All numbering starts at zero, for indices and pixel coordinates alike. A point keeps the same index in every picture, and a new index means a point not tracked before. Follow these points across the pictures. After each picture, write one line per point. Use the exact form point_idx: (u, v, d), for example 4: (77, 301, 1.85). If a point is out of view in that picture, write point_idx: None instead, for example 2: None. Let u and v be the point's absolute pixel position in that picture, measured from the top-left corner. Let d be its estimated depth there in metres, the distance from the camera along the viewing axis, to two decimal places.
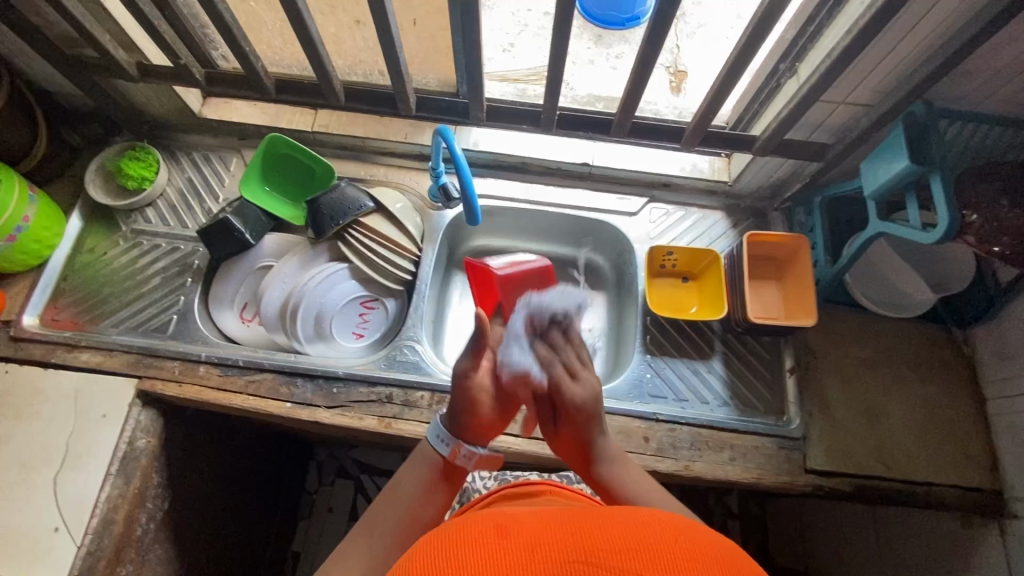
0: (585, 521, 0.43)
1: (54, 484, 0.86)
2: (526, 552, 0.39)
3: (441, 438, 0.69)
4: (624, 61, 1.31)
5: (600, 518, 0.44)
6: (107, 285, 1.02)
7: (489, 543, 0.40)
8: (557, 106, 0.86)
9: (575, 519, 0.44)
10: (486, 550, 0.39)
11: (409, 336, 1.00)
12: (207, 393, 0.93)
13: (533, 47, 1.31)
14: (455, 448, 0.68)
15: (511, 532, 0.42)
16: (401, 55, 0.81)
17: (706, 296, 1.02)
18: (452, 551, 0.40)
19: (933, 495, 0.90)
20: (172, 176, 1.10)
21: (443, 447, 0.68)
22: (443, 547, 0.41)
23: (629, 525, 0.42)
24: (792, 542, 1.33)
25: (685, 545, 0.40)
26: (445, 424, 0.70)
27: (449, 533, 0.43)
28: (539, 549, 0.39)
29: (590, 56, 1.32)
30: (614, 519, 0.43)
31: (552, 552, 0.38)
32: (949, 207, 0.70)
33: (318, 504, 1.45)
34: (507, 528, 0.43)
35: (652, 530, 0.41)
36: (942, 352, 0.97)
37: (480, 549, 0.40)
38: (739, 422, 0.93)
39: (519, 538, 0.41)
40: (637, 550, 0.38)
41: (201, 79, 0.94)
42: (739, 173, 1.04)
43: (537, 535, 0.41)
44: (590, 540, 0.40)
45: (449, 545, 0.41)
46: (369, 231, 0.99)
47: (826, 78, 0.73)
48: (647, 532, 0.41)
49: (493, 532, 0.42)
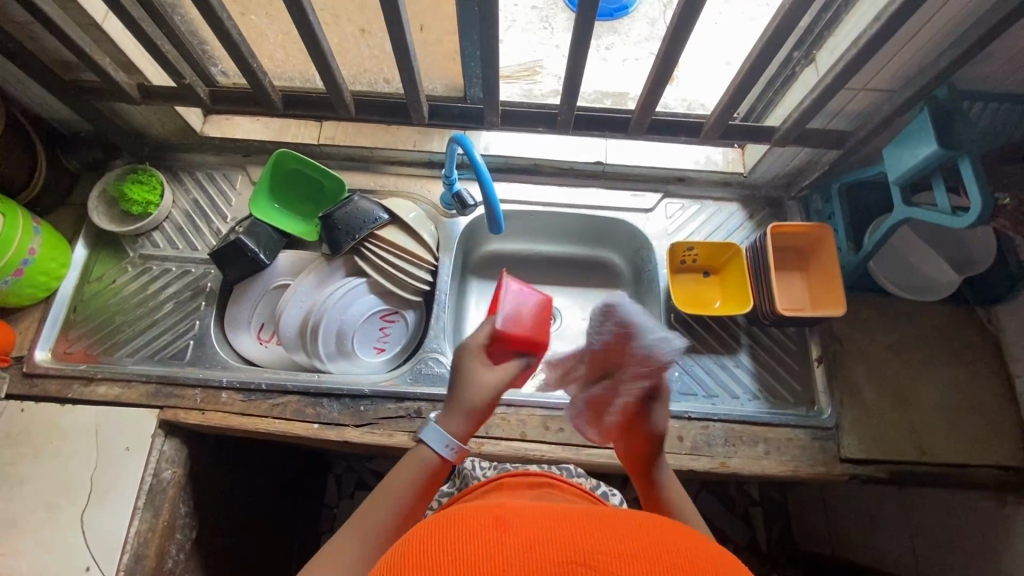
0: (589, 520, 0.40)
1: (80, 522, 0.84)
2: (524, 549, 0.36)
3: (443, 441, 0.66)
4: (615, 52, 1.28)
5: (605, 518, 0.41)
6: (118, 314, 1.00)
7: (486, 534, 0.38)
8: (574, 106, 0.85)
9: (577, 516, 0.41)
10: (482, 541, 0.37)
11: (432, 348, 0.98)
12: (231, 420, 0.91)
13: (521, 43, 1.28)
14: (458, 451, 0.66)
15: (509, 523, 0.39)
16: (415, 63, 0.79)
17: (728, 290, 1.01)
18: (445, 541, 0.38)
19: (968, 477, 0.90)
20: (177, 198, 1.07)
21: (446, 450, 0.66)
22: (437, 536, 0.39)
23: (632, 531, 0.39)
24: (817, 527, 1.34)
25: (691, 557, 0.37)
26: (448, 429, 0.66)
27: (443, 519, 0.40)
28: (537, 546, 0.37)
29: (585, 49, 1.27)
30: (618, 521, 0.40)
31: (553, 552, 0.36)
32: (982, 192, 0.70)
33: (340, 517, 1.44)
34: (507, 517, 0.40)
35: (657, 538, 0.39)
36: (967, 332, 0.97)
37: (475, 540, 0.37)
38: (772, 415, 0.93)
39: (519, 530, 0.38)
40: (638, 559, 0.36)
41: (206, 98, 0.91)
42: (754, 163, 1.03)
43: (537, 529, 0.38)
44: (591, 543, 0.37)
45: (443, 533, 0.39)
46: (386, 244, 0.96)
47: (852, 67, 0.72)
48: (651, 540, 0.38)
49: (490, 522, 0.39)
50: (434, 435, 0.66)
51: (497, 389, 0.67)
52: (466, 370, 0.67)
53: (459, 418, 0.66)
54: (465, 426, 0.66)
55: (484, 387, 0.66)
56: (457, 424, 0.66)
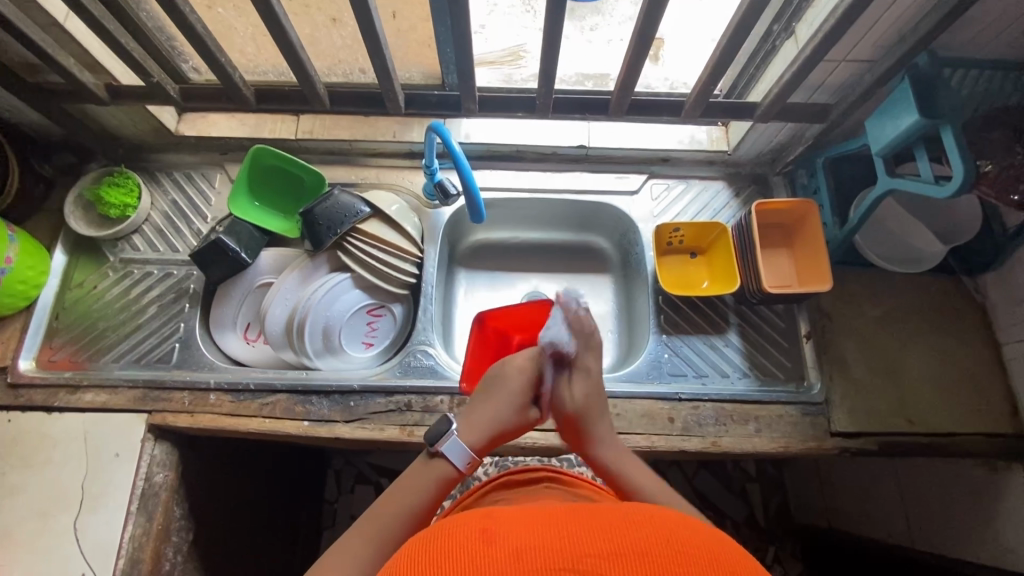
0: (572, 524, 0.42)
1: (75, 530, 0.84)
2: (512, 562, 0.37)
3: (459, 453, 0.68)
4: (600, 34, 1.22)
5: (588, 519, 0.42)
6: (101, 320, 0.98)
7: (473, 552, 0.38)
8: (552, 90, 0.84)
9: (565, 520, 0.42)
10: (471, 561, 0.38)
11: (420, 340, 0.98)
12: (221, 421, 0.90)
13: (508, 27, 1.22)
14: (472, 464, 0.69)
15: (497, 536, 0.40)
16: (387, 51, 0.77)
17: (716, 270, 1.01)
18: (432, 564, 0.38)
19: (958, 445, 0.90)
20: (155, 199, 1.06)
21: (462, 463, 0.68)
22: (425, 558, 0.39)
23: (615, 529, 0.41)
24: (812, 502, 1.36)
25: (673, 546, 0.39)
26: (463, 437, 0.70)
27: (432, 542, 0.41)
28: (524, 556, 0.38)
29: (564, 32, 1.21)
30: (601, 521, 0.42)
31: (541, 559, 0.37)
32: (963, 159, 0.69)
33: (340, 512, 1.45)
34: (492, 531, 0.41)
35: (639, 533, 0.40)
36: (954, 302, 0.97)
37: (465, 559, 0.38)
38: (762, 393, 0.93)
39: (506, 543, 0.39)
40: (622, 555, 0.38)
41: (177, 96, 0.89)
42: (738, 141, 1.02)
43: (523, 540, 0.39)
44: (577, 546, 0.38)
45: (430, 556, 0.39)
46: (370, 238, 0.95)
47: (830, 38, 0.71)
48: (634, 535, 0.40)
49: (478, 538, 0.40)
50: (452, 446, 0.68)
51: (518, 427, 0.74)
52: (505, 386, 0.74)
53: (478, 433, 0.71)
54: (480, 439, 0.71)
55: (514, 417, 0.73)
56: (477, 439, 0.70)
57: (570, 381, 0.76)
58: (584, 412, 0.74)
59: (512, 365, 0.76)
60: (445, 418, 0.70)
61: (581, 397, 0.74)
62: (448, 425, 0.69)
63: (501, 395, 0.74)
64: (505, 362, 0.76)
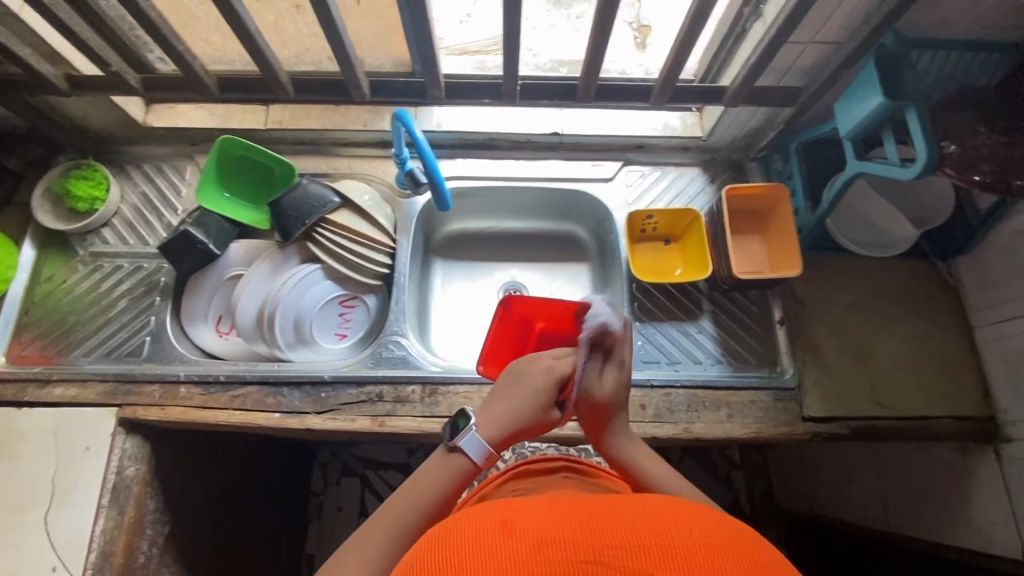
0: (592, 516, 0.41)
1: (45, 525, 0.83)
2: (535, 555, 0.37)
3: (477, 447, 0.65)
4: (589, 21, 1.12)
5: (609, 513, 0.42)
6: (71, 314, 0.98)
7: (493, 542, 0.39)
8: (517, 76, 0.83)
9: (584, 512, 0.42)
10: (492, 553, 0.38)
11: (393, 331, 0.97)
12: (191, 414, 0.90)
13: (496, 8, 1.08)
14: (489, 458, 0.66)
15: (518, 526, 0.41)
16: (346, 39, 0.77)
17: (689, 257, 1.00)
18: (456, 553, 0.39)
19: (929, 428, 0.91)
20: (125, 192, 1.05)
21: (478, 456, 0.65)
22: (447, 548, 0.40)
23: (636, 521, 0.41)
24: (795, 487, 1.37)
25: (695, 538, 0.39)
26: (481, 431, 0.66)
27: (455, 532, 0.42)
28: (545, 548, 0.38)
29: (552, 19, 1.12)
30: (621, 512, 0.42)
31: (562, 552, 0.37)
32: (927, 141, 0.68)
33: (327, 504, 1.46)
34: (512, 522, 0.41)
35: (660, 526, 0.40)
36: (928, 286, 0.97)
37: (487, 551, 0.38)
38: (734, 378, 0.93)
39: (526, 534, 0.39)
40: (644, 548, 0.38)
41: (139, 86, 0.88)
42: (711, 126, 1.01)
43: (543, 532, 0.39)
44: (598, 539, 0.39)
45: (452, 545, 0.40)
46: (341, 228, 0.95)
47: (792, 20, 0.70)
48: (656, 528, 0.40)
49: (499, 528, 0.40)
50: (471, 440, 0.65)
51: (540, 426, 0.69)
52: (529, 384, 0.69)
53: (498, 426, 0.67)
54: (499, 434, 0.67)
55: (537, 415, 0.68)
56: (495, 432, 0.66)
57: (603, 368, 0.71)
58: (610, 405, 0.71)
59: (542, 362, 0.70)
60: (462, 411, 0.67)
61: (611, 387, 0.71)
62: (466, 420, 0.66)
63: (524, 391, 0.69)
64: (532, 359, 0.71)
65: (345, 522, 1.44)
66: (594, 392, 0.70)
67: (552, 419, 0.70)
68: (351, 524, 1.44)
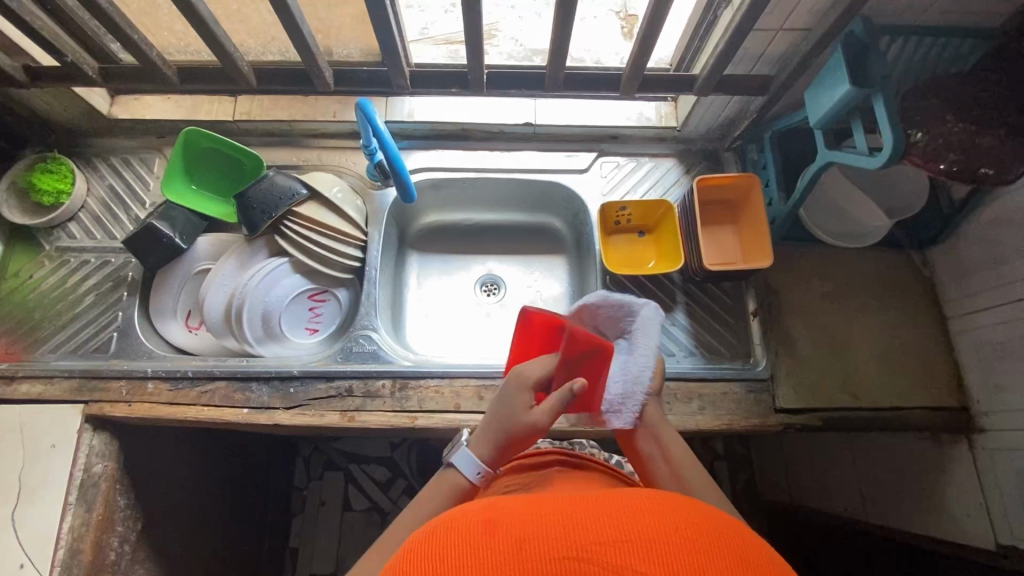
0: (576, 510, 0.40)
1: (13, 522, 0.81)
2: (515, 555, 0.36)
3: (470, 464, 0.65)
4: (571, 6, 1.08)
5: (594, 506, 0.40)
6: (37, 310, 0.96)
7: (474, 542, 0.38)
8: (482, 64, 0.81)
9: (568, 505, 0.41)
10: (472, 556, 0.37)
11: (364, 325, 0.96)
12: (157, 410, 0.89)
13: None
14: (486, 476, 0.65)
15: (500, 525, 0.39)
16: (304, 27, 0.75)
17: (662, 248, 0.99)
18: (438, 551, 0.38)
19: (903, 419, 0.90)
20: (92, 185, 1.03)
21: (472, 473, 0.65)
22: (429, 548, 0.38)
23: (621, 514, 0.39)
24: (776, 478, 1.37)
25: (683, 532, 0.37)
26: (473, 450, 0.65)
27: (438, 533, 0.40)
28: (526, 545, 0.37)
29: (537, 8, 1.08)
30: (606, 505, 0.40)
31: (544, 551, 0.36)
32: (893, 129, 0.67)
33: (310, 499, 1.45)
34: (495, 520, 0.40)
35: (647, 520, 0.38)
36: (903, 276, 0.97)
37: (468, 554, 0.37)
38: (706, 370, 0.92)
39: (508, 532, 0.38)
40: (629, 542, 0.36)
41: (97, 77, 0.86)
42: (686, 116, 1.00)
43: (526, 528, 0.38)
44: (581, 534, 0.37)
45: (433, 546, 0.39)
46: (309, 221, 0.93)
47: (756, 7, 0.69)
48: (644, 521, 0.38)
49: (480, 528, 0.39)
50: (463, 457, 0.65)
51: (528, 432, 0.63)
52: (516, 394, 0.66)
53: (488, 441, 0.65)
54: (489, 448, 0.65)
55: (520, 421, 0.64)
56: (483, 447, 0.65)
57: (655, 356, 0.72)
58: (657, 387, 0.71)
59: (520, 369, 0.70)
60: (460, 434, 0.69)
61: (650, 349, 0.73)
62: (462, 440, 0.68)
63: (511, 400, 0.66)
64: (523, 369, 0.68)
65: (328, 516, 1.44)
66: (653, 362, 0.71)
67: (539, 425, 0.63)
68: (334, 517, 1.43)
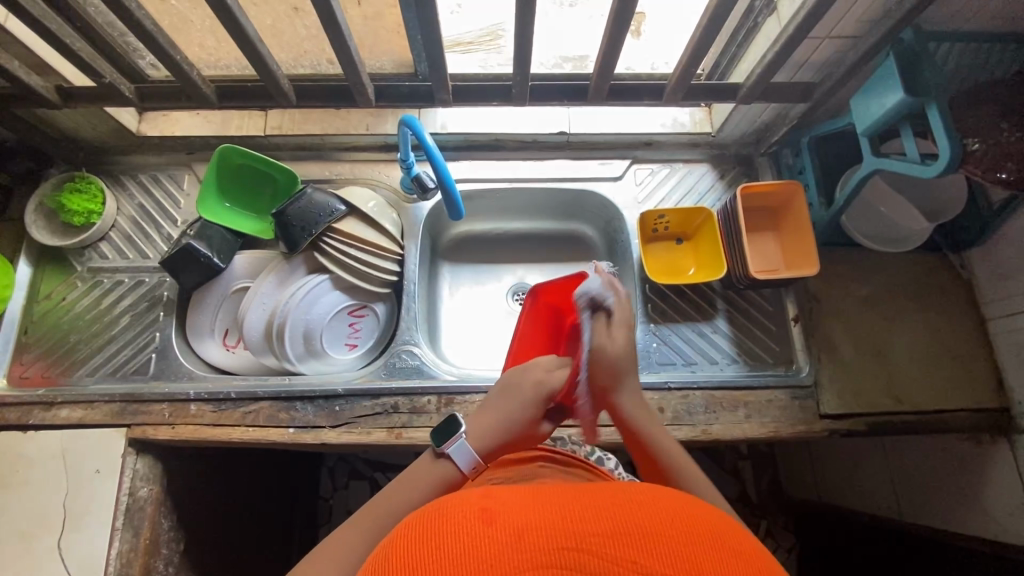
0: (576, 503, 0.40)
1: (60, 549, 0.81)
2: (515, 543, 0.36)
3: (465, 456, 0.65)
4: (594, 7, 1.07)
5: (589, 496, 0.41)
6: (72, 332, 0.95)
7: (471, 530, 0.37)
8: (527, 76, 0.81)
9: (566, 496, 0.41)
10: (472, 545, 0.36)
11: (405, 340, 0.96)
12: (202, 432, 0.88)
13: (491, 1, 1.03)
14: (477, 468, 0.67)
15: (498, 514, 0.39)
16: (351, 44, 0.75)
17: (702, 256, 0.99)
18: (431, 543, 0.37)
19: (943, 422, 0.91)
20: (121, 204, 1.01)
21: (466, 464, 0.66)
22: (426, 535, 0.38)
23: (620, 506, 0.39)
24: (803, 476, 1.37)
25: (676, 524, 0.38)
26: (474, 446, 0.67)
27: (429, 521, 0.40)
28: (526, 534, 0.37)
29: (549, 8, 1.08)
30: (604, 497, 0.40)
31: (542, 540, 0.36)
32: (949, 137, 0.67)
33: (337, 509, 1.44)
34: (491, 509, 0.39)
35: (642, 513, 0.39)
36: (940, 278, 0.98)
37: (465, 542, 0.36)
38: (749, 378, 0.93)
39: (507, 521, 0.38)
40: (629, 535, 0.37)
41: (133, 97, 0.85)
42: (722, 122, 1.00)
43: (524, 517, 0.38)
44: (577, 526, 0.37)
45: (429, 537, 0.38)
46: (347, 237, 0.92)
47: (810, 19, 0.68)
48: (639, 513, 0.39)
49: (477, 517, 0.39)
50: (460, 449, 0.65)
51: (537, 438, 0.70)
52: (523, 397, 0.70)
53: (491, 441, 0.67)
54: (493, 448, 0.67)
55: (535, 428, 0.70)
56: (485, 444, 0.67)
57: (609, 333, 0.73)
58: (620, 363, 0.71)
59: (535, 372, 0.72)
60: (450, 418, 0.67)
61: (620, 347, 0.71)
62: (455, 426, 0.66)
63: (518, 407, 0.69)
64: (528, 369, 0.72)
65: None
66: (605, 351, 0.71)
67: (546, 431, 0.71)
68: None
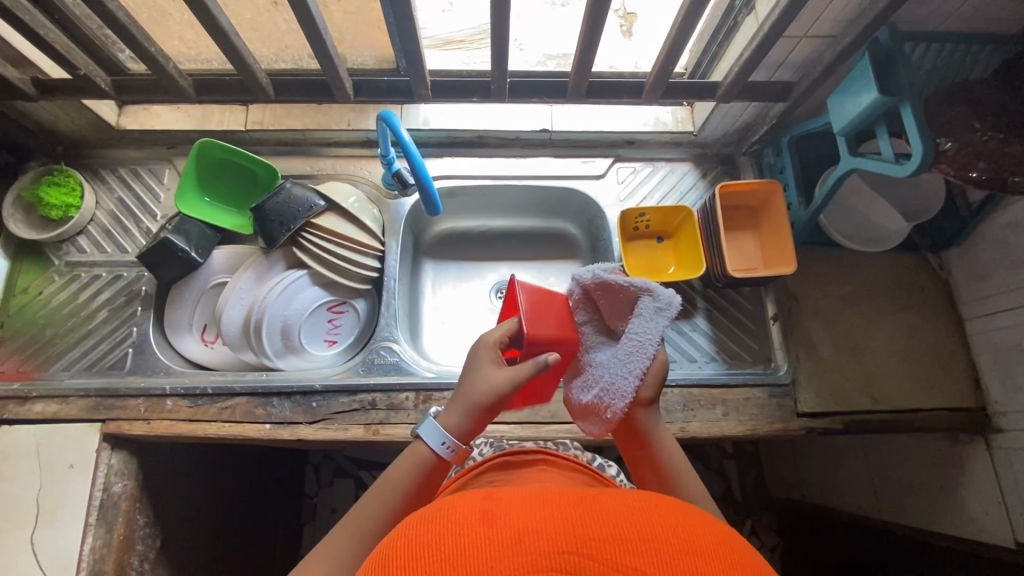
0: (576, 508, 0.39)
1: (32, 544, 0.80)
2: (514, 546, 0.35)
3: (435, 435, 0.63)
4: None
5: (589, 502, 0.40)
6: (49, 326, 0.95)
7: (470, 532, 0.37)
8: (506, 73, 0.81)
9: (566, 501, 0.41)
10: (472, 548, 0.36)
11: (385, 336, 0.96)
12: (178, 427, 0.87)
13: None
14: (453, 449, 0.63)
15: (497, 517, 0.38)
16: (327, 37, 0.74)
17: (682, 254, 0.99)
18: (431, 543, 0.37)
19: (921, 421, 0.91)
20: (100, 198, 1.01)
21: (438, 445, 0.63)
22: (425, 536, 0.38)
23: (621, 514, 0.39)
24: (787, 476, 1.37)
25: (679, 533, 0.37)
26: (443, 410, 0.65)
27: (428, 522, 0.39)
28: (526, 537, 0.36)
29: None
30: (605, 504, 0.40)
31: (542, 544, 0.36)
32: (922, 137, 0.68)
33: (320, 506, 1.44)
34: (492, 512, 0.39)
35: (643, 520, 0.38)
36: (918, 278, 0.98)
37: (465, 544, 0.36)
38: (728, 376, 0.93)
39: (507, 523, 0.37)
40: (629, 542, 0.36)
41: (109, 89, 0.85)
42: (703, 121, 1.00)
43: (525, 521, 0.38)
44: (577, 533, 0.37)
45: (429, 538, 0.37)
46: (326, 232, 0.92)
47: (784, 19, 0.68)
48: (640, 522, 0.38)
49: (477, 519, 0.38)
50: (428, 428, 0.64)
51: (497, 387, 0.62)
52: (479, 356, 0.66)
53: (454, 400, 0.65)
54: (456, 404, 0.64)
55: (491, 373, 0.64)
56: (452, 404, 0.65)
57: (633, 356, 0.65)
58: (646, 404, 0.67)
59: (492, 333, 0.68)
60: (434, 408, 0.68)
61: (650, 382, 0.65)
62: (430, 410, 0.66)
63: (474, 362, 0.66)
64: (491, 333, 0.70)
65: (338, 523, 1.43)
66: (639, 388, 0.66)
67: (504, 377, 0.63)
68: None
